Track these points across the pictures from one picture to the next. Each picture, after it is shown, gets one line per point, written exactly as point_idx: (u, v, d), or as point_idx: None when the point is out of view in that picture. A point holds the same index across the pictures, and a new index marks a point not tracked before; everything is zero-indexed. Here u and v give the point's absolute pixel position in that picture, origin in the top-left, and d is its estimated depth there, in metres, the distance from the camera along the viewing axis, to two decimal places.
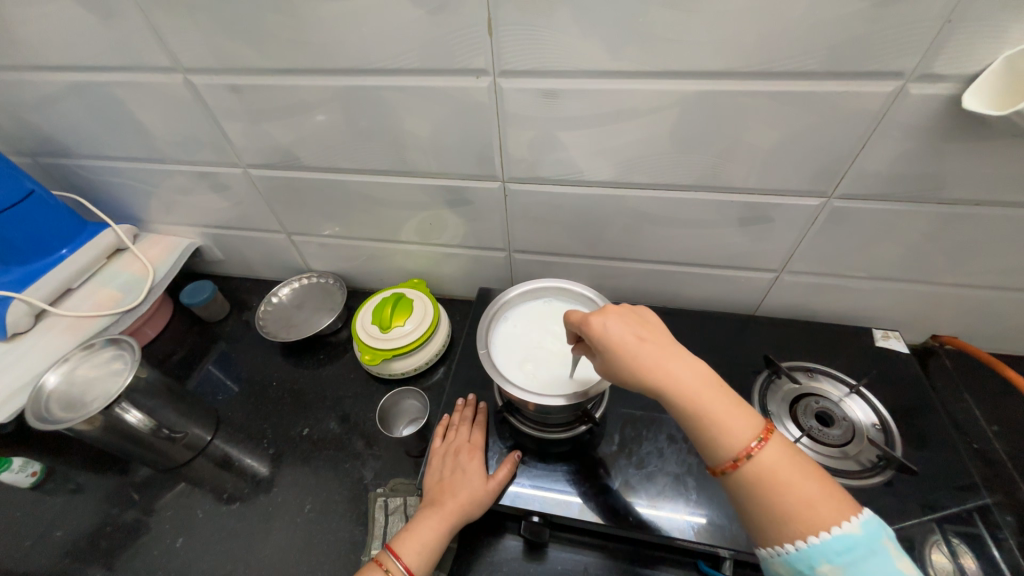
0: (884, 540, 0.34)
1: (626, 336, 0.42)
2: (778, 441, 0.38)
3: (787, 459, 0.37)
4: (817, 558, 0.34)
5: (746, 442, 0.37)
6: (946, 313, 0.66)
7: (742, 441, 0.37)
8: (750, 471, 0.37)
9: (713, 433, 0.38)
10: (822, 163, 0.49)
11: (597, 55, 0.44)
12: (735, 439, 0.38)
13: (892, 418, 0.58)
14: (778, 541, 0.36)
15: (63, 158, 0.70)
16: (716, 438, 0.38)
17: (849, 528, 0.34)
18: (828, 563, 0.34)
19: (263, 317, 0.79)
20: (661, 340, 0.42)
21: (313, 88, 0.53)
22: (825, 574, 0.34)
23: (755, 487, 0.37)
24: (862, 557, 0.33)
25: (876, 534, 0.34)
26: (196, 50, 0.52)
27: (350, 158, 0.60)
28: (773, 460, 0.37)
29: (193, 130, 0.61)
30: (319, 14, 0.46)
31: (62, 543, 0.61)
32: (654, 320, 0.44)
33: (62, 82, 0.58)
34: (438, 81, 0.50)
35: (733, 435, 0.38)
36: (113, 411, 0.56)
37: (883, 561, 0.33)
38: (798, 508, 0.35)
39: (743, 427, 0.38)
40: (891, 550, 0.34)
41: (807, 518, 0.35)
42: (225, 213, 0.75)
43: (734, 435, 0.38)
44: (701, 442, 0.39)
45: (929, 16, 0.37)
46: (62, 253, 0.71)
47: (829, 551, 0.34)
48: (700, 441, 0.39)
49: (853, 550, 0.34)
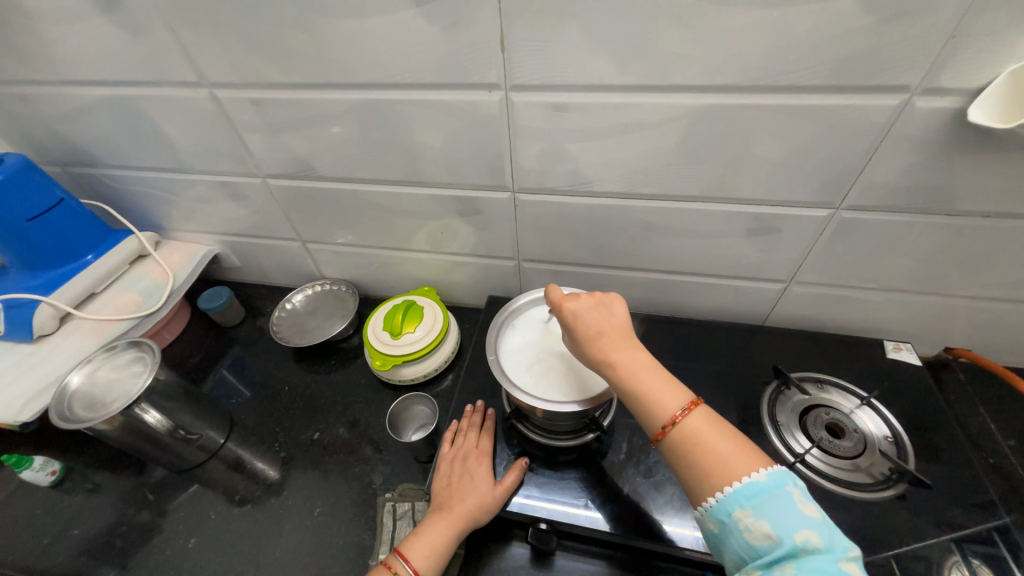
0: (793, 486, 0.35)
1: (592, 321, 0.45)
2: (705, 412, 0.40)
3: (713, 426, 0.39)
4: (730, 504, 0.36)
5: (674, 409, 0.40)
6: (959, 326, 0.65)
7: (672, 409, 0.40)
8: (677, 435, 0.39)
9: (646, 402, 0.41)
10: (829, 175, 0.50)
11: (605, 69, 0.46)
12: (665, 407, 0.40)
13: (905, 432, 0.57)
14: (701, 497, 0.37)
15: (91, 167, 0.73)
16: (646, 406, 0.41)
17: (757, 477, 0.36)
18: (739, 508, 0.35)
19: (277, 323, 0.81)
20: (620, 325, 0.45)
21: (331, 101, 0.55)
22: (738, 519, 0.35)
23: (682, 450, 0.39)
24: (767, 499, 0.35)
25: (783, 480, 0.35)
26: (220, 65, 0.54)
27: (364, 168, 0.62)
28: (697, 425, 0.39)
29: (215, 141, 0.64)
30: (338, 31, 0.48)
31: (78, 542, 0.62)
32: (620, 308, 0.46)
33: (93, 95, 0.61)
34: (451, 94, 0.51)
35: (663, 404, 0.40)
36: (131, 411, 0.57)
37: (787, 502, 0.34)
38: (715, 464, 0.37)
39: (673, 397, 0.41)
40: (798, 495, 0.35)
41: (722, 473, 0.37)
42: (243, 221, 0.77)
43: (664, 403, 0.40)
44: (639, 413, 0.42)
45: (932, 32, 0.38)
46: (87, 259, 0.73)
47: (739, 496, 0.35)
48: (636, 411, 0.42)
49: (759, 493, 0.35)
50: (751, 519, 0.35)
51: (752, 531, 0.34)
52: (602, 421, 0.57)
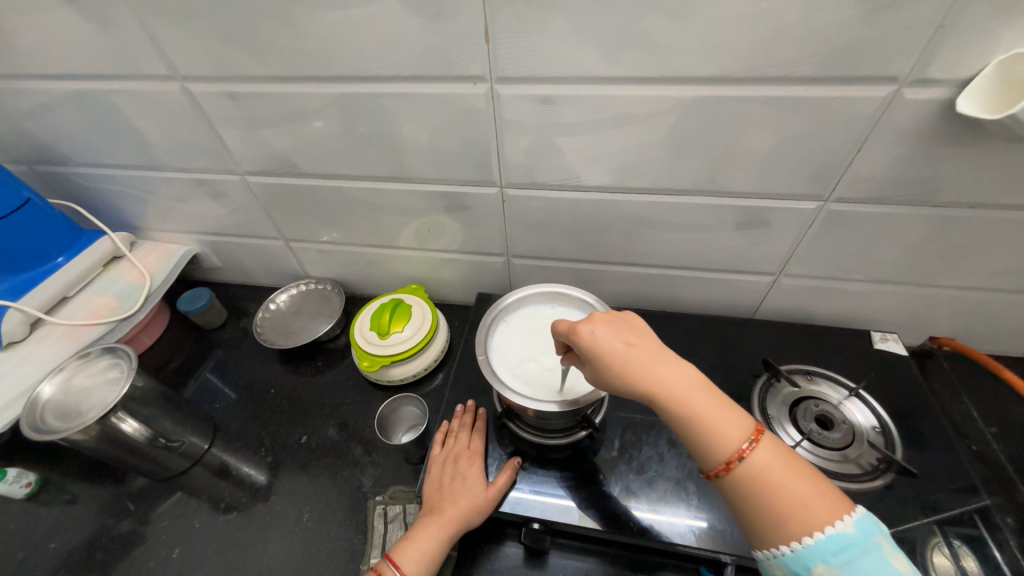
0: (879, 538, 0.35)
1: (612, 342, 0.42)
2: (771, 443, 0.39)
3: (780, 461, 0.38)
4: (813, 559, 0.35)
5: (740, 444, 0.38)
6: (944, 315, 0.66)
7: (735, 443, 0.38)
8: (745, 473, 0.38)
9: (705, 436, 0.39)
10: (818, 167, 0.50)
11: (594, 61, 0.44)
12: (729, 442, 0.39)
13: (892, 421, 0.58)
14: (775, 543, 0.37)
15: (59, 166, 0.70)
16: (710, 442, 0.39)
17: (843, 528, 0.35)
18: (824, 564, 0.35)
19: (261, 324, 0.79)
20: (649, 346, 0.43)
21: (310, 95, 0.53)
22: (821, 575, 0.35)
23: (752, 489, 0.38)
24: (856, 555, 0.34)
25: (869, 532, 0.35)
26: (193, 58, 0.52)
27: (347, 164, 0.60)
28: (766, 460, 0.38)
29: (191, 137, 0.61)
30: (316, 22, 0.46)
31: (57, 555, 0.60)
32: (638, 322, 0.46)
33: (58, 90, 0.58)
34: (435, 87, 0.50)
35: (726, 438, 0.39)
36: (108, 421, 0.55)
37: (877, 558, 0.34)
38: (790, 507, 0.36)
39: (736, 429, 0.39)
40: (886, 549, 0.35)
41: (801, 518, 0.36)
42: (222, 220, 0.75)
43: (727, 437, 0.39)
44: (697, 447, 0.40)
45: (921, 22, 0.38)
46: (58, 261, 0.71)
47: (824, 552, 0.35)
48: (694, 445, 0.40)
49: (847, 548, 0.34)
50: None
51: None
52: (594, 418, 0.57)
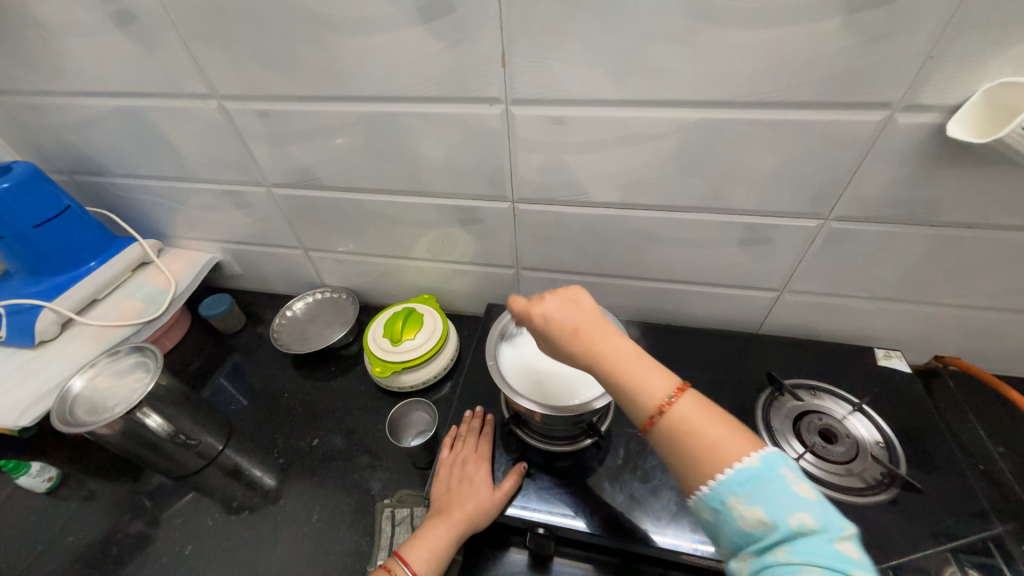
0: (786, 466, 0.33)
1: (565, 319, 0.40)
2: (693, 395, 0.36)
3: (703, 409, 0.36)
4: (723, 492, 0.33)
5: (662, 398, 0.36)
6: (949, 335, 0.66)
7: (659, 395, 0.36)
8: (668, 425, 0.35)
9: (630, 390, 0.37)
10: (818, 186, 0.52)
11: (603, 84, 0.47)
12: (652, 396, 0.36)
13: (897, 438, 0.58)
14: (692, 487, 0.35)
15: (97, 175, 0.75)
16: (632, 397, 0.37)
17: (749, 463, 0.33)
18: (733, 495, 0.33)
19: (277, 330, 0.82)
20: (591, 317, 0.40)
21: (336, 113, 0.56)
22: (731, 506, 0.33)
23: (675, 438, 0.35)
24: (760, 483, 0.33)
25: (776, 462, 0.33)
26: (230, 79, 0.56)
27: (367, 178, 0.64)
28: (686, 412, 0.35)
29: (222, 151, 0.65)
30: (346, 47, 0.50)
31: (73, 549, 0.62)
32: (587, 300, 0.42)
33: (103, 106, 0.63)
34: (454, 107, 0.53)
35: (649, 393, 0.36)
36: (133, 416, 0.58)
37: (783, 486, 0.32)
38: (707, 452, 0.34)
39: (658, 384, 0.37)
40: (792, 476, 0.33)
41: (716, 460, 0.34)
42: (246, 229, 0.78)
43: (650, 392, 0.36)
44: (624, 406, 0.38)
45: (911, 52, 0.40)
46: (91, 265, 0.74)
47: (732, 484, 0.33)
48: (621, 401, 0.38)
49: (753, 478, 0.33)
50: (744, 506, 0.33)
51: (746, 518, 0.32)
52: (599, 426, 0.58)
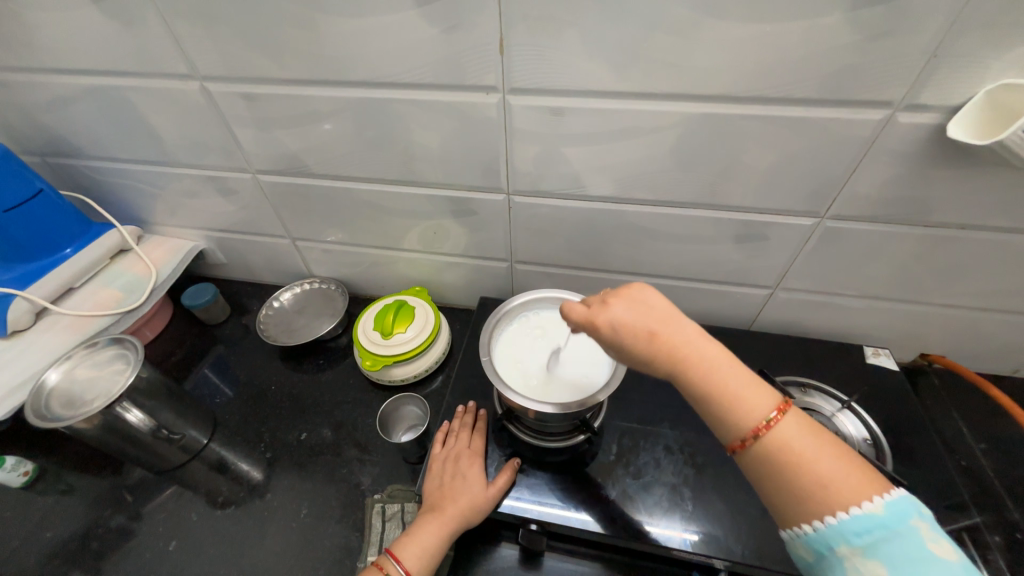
0: (915, 523, 0.33)
1: (637, 326, 0.38)
2: (796, 417, 0.37)
3: (808, 437, 0.36)
4: (836, 539, 0.34)
5: (762, 421, 0.36)
6: (934, 333, 0.68)
7: (759, 417, 0.36)
8: (769, 449, 0.36)
9: (727, 410, 0.37)
10: (816, 184, 0.51)
11: (604, 75, 0.46)
12: (755, 417, 0.36)
13: (883, 434, 0.59)
14: (796, 522, 0.36)
15: (72, 158, 0.71)
16: (734, 417, 0.37)
17: (870, 509, 0.33)
18: (847, 545, 0.33)
19: (264, 321, 0.80)
20: (665, 317, 0.38)
21: (326, 99, 0.54)
22: (845, 555, 0.33)
23: (777, 465, 0.36)
24: (882, 537, 0.33)
25: (904, 515, 0.33)
26: (213, 59, 0.53)
27: (358, 166, 0.62)
28: (791, 437, 0.36)
29: (205, 135, 0.63)
30: (336, 29, 0.48)
31: (51, 545, 0.60)
32: (655, 297, 0.39)
33: (77, 84, 0.60)
34: (448, 95, 0.51)
35: (750, 416, 0.36)
36: (113, 410, 0.56)
37: (909, 543, 0.32)
38: (814, 485, 0.35)
39: (761, 403, 0.37)
40: (923, 533, 0.33)
41: (825, 496, 0.34)
42: (230, 216, 0.76)
43: (753, 413, 0.36)
44: (718, 422, 0.38)
45: (915, 51, 0.40)
46: (66, 252, 0.71)
47: (847, 532, 0.33)
48: (713, 418, 0.38)
49: (874, 529, 0.33)
50: (861, 558, 0.33)
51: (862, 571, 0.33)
52: (592, 422, 0.58)
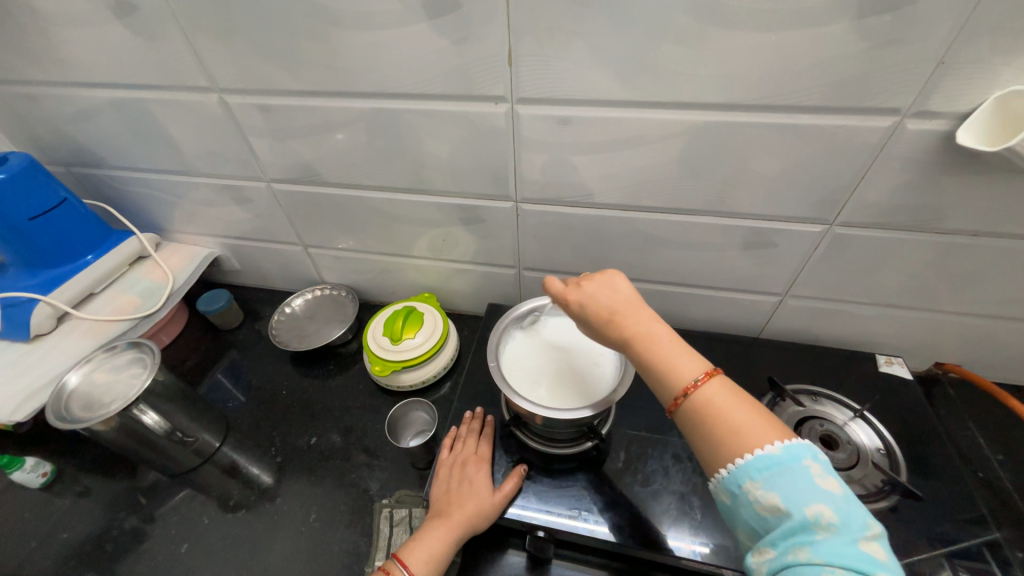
0: (811, 460, 0.33)
1: (602, 302, 0.41)
2: (721, 381, 0.37)
3: (730, 395, 0.37)
4: (740, 475, 0.34)
5: (688, 380, 0.37)
6: (948, 342, 0.67)
7: (686, 378, 0.37)
8: (691, 405, 0.37)
9: (659, 371, 0.39)
10: (824, 192, 0.51)
11: (610, 85, 0.47)
12: (679, 376, 0.38)
13: (897, 445, 0.58)
14: (712, 467, 0.36)
15: (95, 168, 0.74)
16: (661, 376, 0.39)
17: (771, 450, 0.33)
18: (749, 479, 0.33)
19: (276, 327, 0.81)
20: (627, 300, 0.41)
21: (339, 110, 0.56)
22: (748, 489, 0.33)
23: (698, 419, 0.37)
24: (780, 471, 0.33)
25: (800, 454, 0.33)
26: (232, 72, 0.55)
27: (369, 175, 0.63)
28: (712, 395, 0.37)
29: (222, 145, 0.64)
30: (350, 43, 0.49)
31: (68, 546, 0.61)
32: (623, 283, 0.42)
33: (102, 97, 0.62)
34: (458, 105, 0.52)
35: (677, 375, 0.38)
36: (129, 412, 0.57)
37: (803, 477, 0.32)
38: (727, 434, 0.35)
39: (688, 365, 0.38)
40: (817, 470, 0.33)
41: (737, 443, 0.35)
42: (245, 224, 0.77)
43: (678, 372, 0.38)
44: (652, 383, 0.40)
45: (922, 59, 0.40)
46: (88, 259, 0.73)
47: (750, 468, 0.33)
48: (650, 381, 0.40)
49: (773, 465, 0.33)
50: (761, 491, 0.33)
51: (761, 501, 0.33)
52: (600, 429, 0.58)
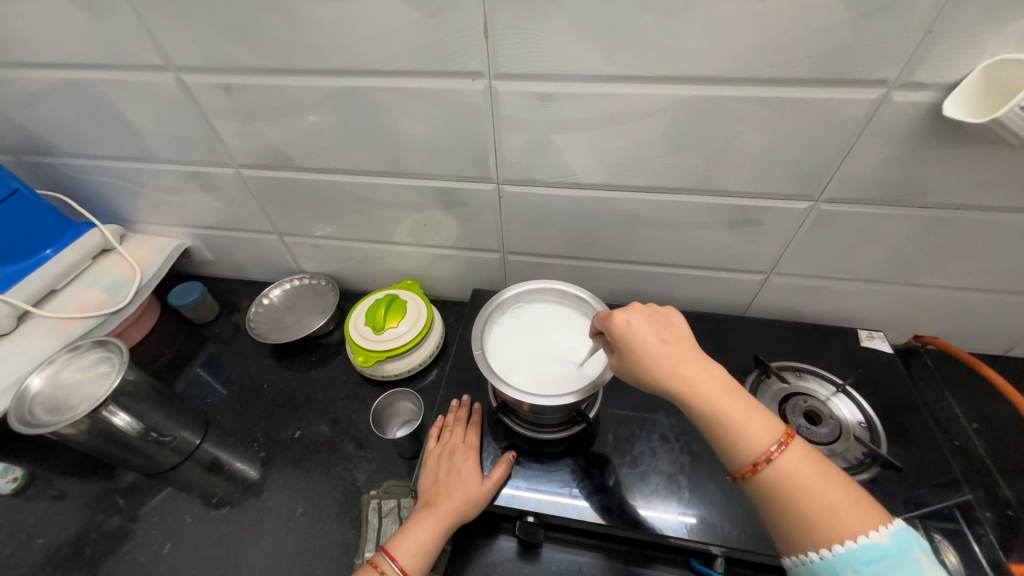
0: (917, 551, 0.33)
1: (649, 335, 0.42)
2: (801, 448, 0.37)
3: (811, 465, 0.37)
4: (843, 567, 0.33)
5: (768, 446, 0.37)
6: (928, 314, 0.68)
7: (764, 443, 0.37)
8: (771, 474, 0.36)
9: (731, 430, 0.38)
10: (809, 167, 0.51)
11: (592, 59, 0.45)
12: (757, 442, 0.37)
13: (877, 417, 0.59)
14: (802, 549, 0.35)
15: (48, 156, 0.69)
16: (737, 440, 0.38)
17: (876, 539, 0.33)
18: (855, 573, 0.33)
19: (254, 319, 0.79)
20: (683, 340, 0.42)
21: (307, 89, 0.53)
22: None
23: (779, 490, 0.36)
24: (890, 565, 0.33)
25: (908, 545, 0.33)
26: (189, 49, 0.51)
27: (343, 158, 0.60)
28: (794, 465, 0.36)
29: (185, 129, 0.61)
30: (315, 16, 0.46)
31: (44, 551, 0.59)
32: (676, 319, 0.44)
33: (48, 79, 0.57)
34: (434, 82, 0.50)
35: (755, 438, 0.37)
36: (99, 415, 0.54)
37: (912, 572, 0.32)
38: (818, 512, 0.35)
39: (764, 429, 0.38)
40: (924, 562, 0.33)
41: (830, 525, 0.34)
42: (215, 213, 0.74)
43: (755, 438, 0.37)
44: (722, 445, 0.39)
45: (911, 27, 0.39)
46: (46, 253, 0.69)
47: (854, 561, 0.33)
48: (720, 442, 0.39)
49: (881, 559, 0.33)
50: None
51: None
52: (588, 413, 0.58)
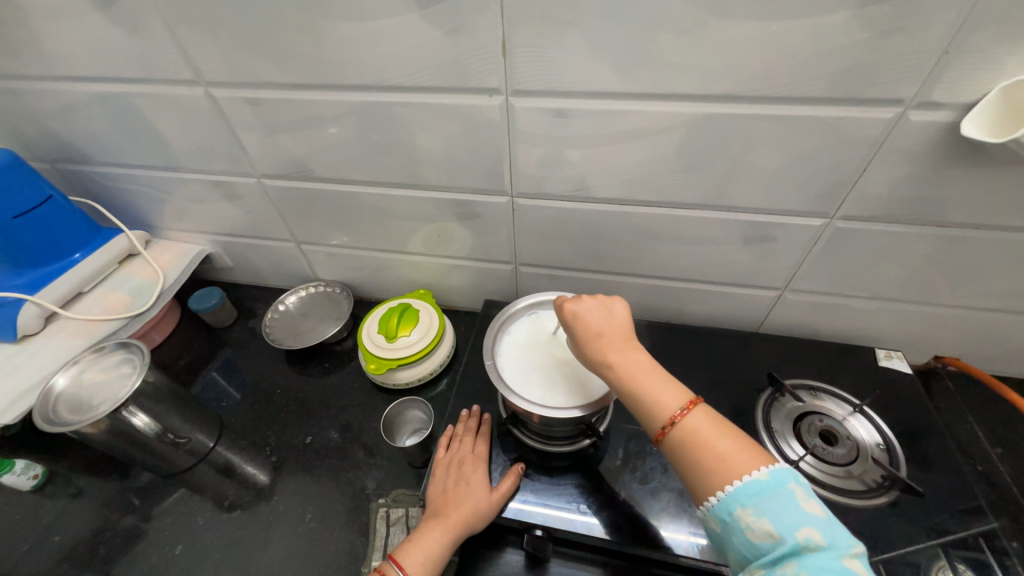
0: (796, 483, 0.35)
1: (592, 321, 0.45)
2: (705, 410, 0.40)
3: (713, 425, 0.39)
4: (732, 503, 0.35)
5: (673, 409, 0.39)
6: (948, 335, 0.66)
7: (672, 407, 0.40)
8: (677, 435, 0.39)
9: (645, 399, 0.41)
10: (825, 184, 0.50)
11: (606, 76, 0.46)
12: (665, 407, 0.40)
13: (896, 439, 0.58)
14: (701, 495, 0.37)
15: (81, 164, 0.72)
16: (647, 406, 0.40)
17: (758, 476, 0.35)
18: (741, 507, 0.35)
19: (270, 325, 0.80)
20: (620, 323, 0.46)
21: (330, 103, 0.54)
22: (740, 517, 0.35)
23: (682, 447, 0.38)
24: (768, 496, 0.34)
25: (785, 478, 0.35)
26: (217, 64, 0.53)
27: (362, 170, 0.62)
28: (696, 424, 0.39)
29: (211, 141, 0.63)
30: (339, 34, 0.47)
31: (60, 548, 0.60)
32: (620, 308, 0.47)
33: (84, 91, 0.60)
34: (452, 99, 0.51)
35: (662, 403, 0.40)
36: (119, 415, 0.56)
37: (789, 499, 0.34)
38: (713, 462, 0.37)
39: (673, 397, 0.40)
40: (801, 492, 0.34)
41: (723, 472, 0.36)
42: (236, 221, 0.76)
43: (665, 403, 0.40)
44: (639, 413, 0.41)
45: (927, 48, 0.39)
46: (75, 257, 0.72)
47: (740, 495, 0.35)
48: (636, 411, 0.41)
49: (761, 491, 0.34)
50: (753, 518, 0.34)
51: (754, 529, 0.34)
52: (598, 426, 0.57)
